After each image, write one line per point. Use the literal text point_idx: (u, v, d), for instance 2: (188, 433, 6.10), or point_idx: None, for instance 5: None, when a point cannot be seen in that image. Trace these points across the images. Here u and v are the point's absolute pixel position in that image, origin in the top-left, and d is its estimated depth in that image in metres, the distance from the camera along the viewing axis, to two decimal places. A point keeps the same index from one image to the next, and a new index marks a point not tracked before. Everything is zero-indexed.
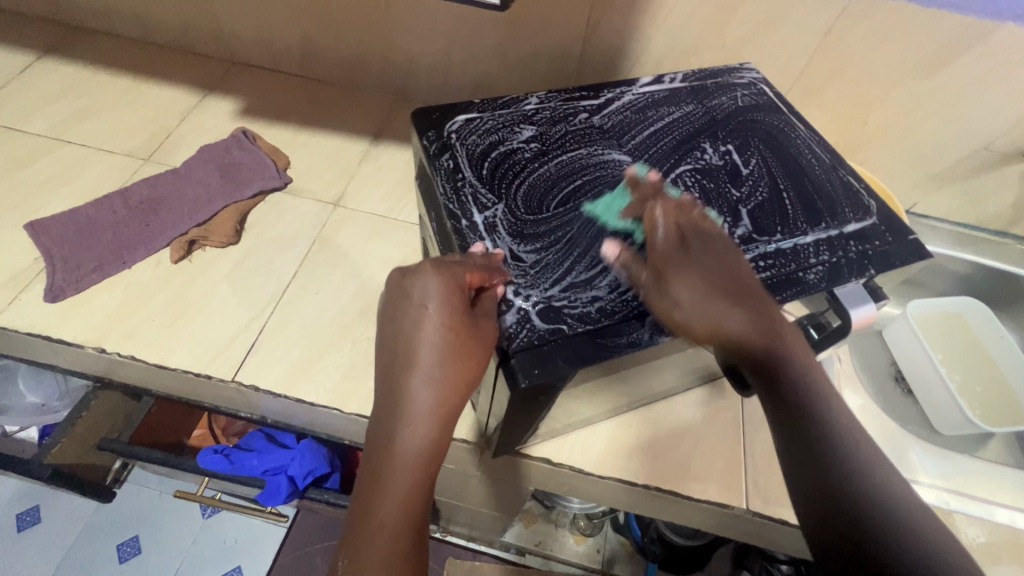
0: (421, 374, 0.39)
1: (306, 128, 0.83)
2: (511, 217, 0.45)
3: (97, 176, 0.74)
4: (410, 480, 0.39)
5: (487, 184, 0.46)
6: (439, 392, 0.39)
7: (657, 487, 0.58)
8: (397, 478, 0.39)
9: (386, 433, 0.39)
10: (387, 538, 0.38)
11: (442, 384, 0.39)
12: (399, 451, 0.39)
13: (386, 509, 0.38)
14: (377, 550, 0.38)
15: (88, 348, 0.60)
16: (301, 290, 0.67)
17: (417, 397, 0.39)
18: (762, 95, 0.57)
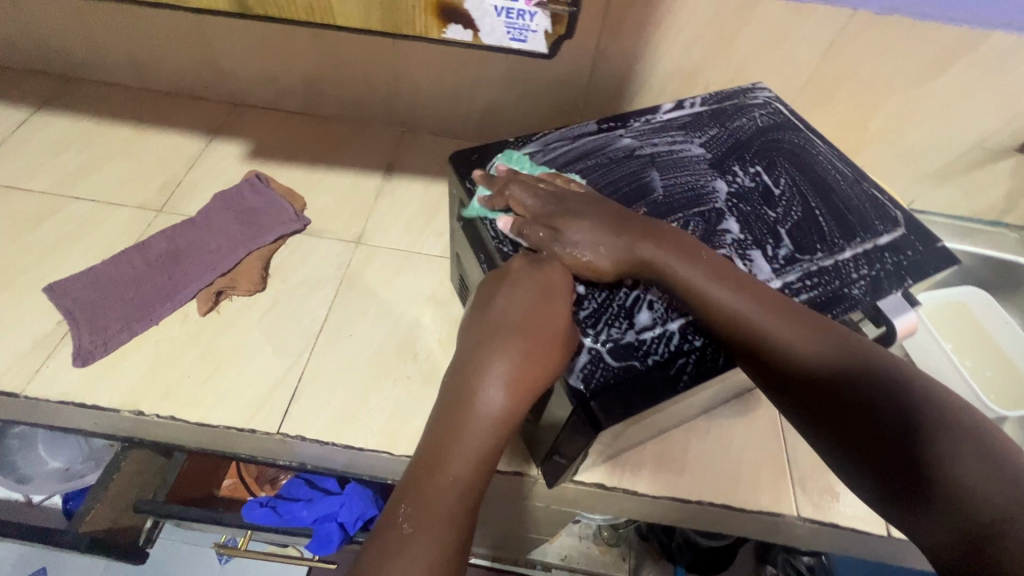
0: (506, 340, 0.40)
1: (317, 167, 0.83)
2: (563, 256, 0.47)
3: (111, 231, 0.73)
4: (485, 443, 0.38)
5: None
6: (518, 359, 0.39)
7: (709, 502, 0.59)
8: (472, 433, 0.38)
9: (465, 385, 0.39)
10: (450, 497, 0.37)
11: (522, 355, 0.39)
12: (478, 408, 0.39)
13: (457, 463, 0.38)
14: (443, 501, 0.37)
15: (125, 412, 0.59)
16: (335, 333, 0.66)
17: (497, 362, 0.39)
18: (778, 114, 0.59)
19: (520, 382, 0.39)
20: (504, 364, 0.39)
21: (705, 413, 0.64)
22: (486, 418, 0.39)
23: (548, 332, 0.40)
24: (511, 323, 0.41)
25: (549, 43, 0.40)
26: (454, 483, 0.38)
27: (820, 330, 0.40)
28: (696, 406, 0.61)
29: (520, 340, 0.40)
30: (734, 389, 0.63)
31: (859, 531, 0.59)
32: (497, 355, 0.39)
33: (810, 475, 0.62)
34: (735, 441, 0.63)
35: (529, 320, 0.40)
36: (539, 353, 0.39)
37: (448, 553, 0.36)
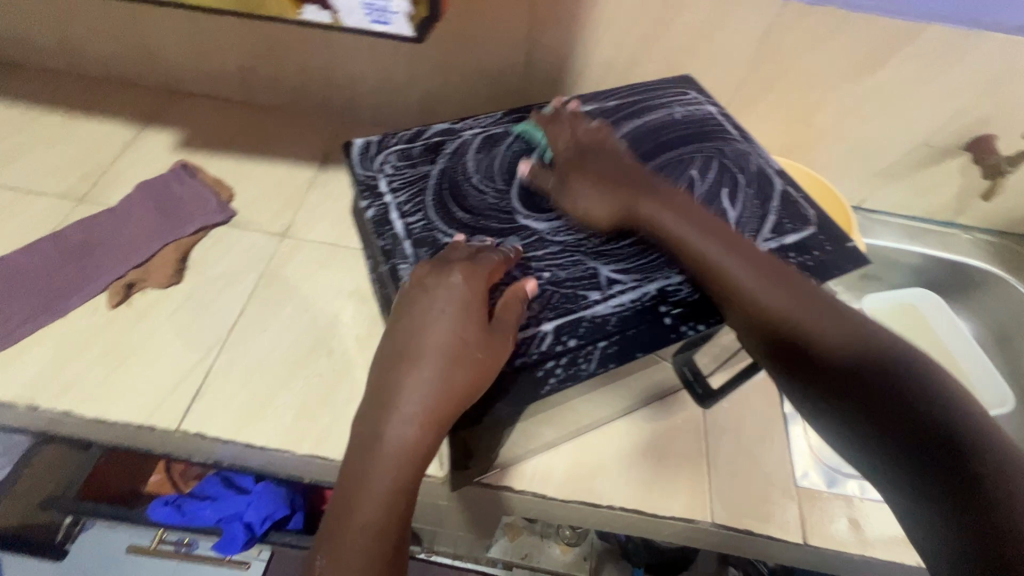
0: (406, 377, 0.37)
1: (251, 157, 0.81)
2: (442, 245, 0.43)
3: (27, 220, 0.71)
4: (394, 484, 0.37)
5: (419, 213, 0.45)
6: (432, 395, 0.36)
7: (621, 506, 0.57)
8: (383, 472, 0.37)
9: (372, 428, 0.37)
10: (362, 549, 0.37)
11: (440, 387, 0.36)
12: (385, 448, 0.37)
13: (369, 510, 0.37)
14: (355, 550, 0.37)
15: (21, 406, 0.57)
16: (248, 328, 0.64)
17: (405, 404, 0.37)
18: (698, 108, 0.57)
19: (433, 417, 0.36)
20: (420, 400, 0.36)
21: (625, 414, 0.63)
22: (395, 456, 0.37)
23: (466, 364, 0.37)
24: (425, 357, 0.37)
25: (410, 25, 0.43)
26: (369, 520, 0.37)
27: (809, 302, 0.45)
28: (612, 407, 0.59)
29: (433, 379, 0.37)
30: (653, 390, 0.61)
31: (773, 538, 0.57)
32: (408, 392, 0.37)
33: (729, 480, 0.60)
34: (654, 444, 0.61)
35: (440, 353, 0.37)
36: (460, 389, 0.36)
37: None
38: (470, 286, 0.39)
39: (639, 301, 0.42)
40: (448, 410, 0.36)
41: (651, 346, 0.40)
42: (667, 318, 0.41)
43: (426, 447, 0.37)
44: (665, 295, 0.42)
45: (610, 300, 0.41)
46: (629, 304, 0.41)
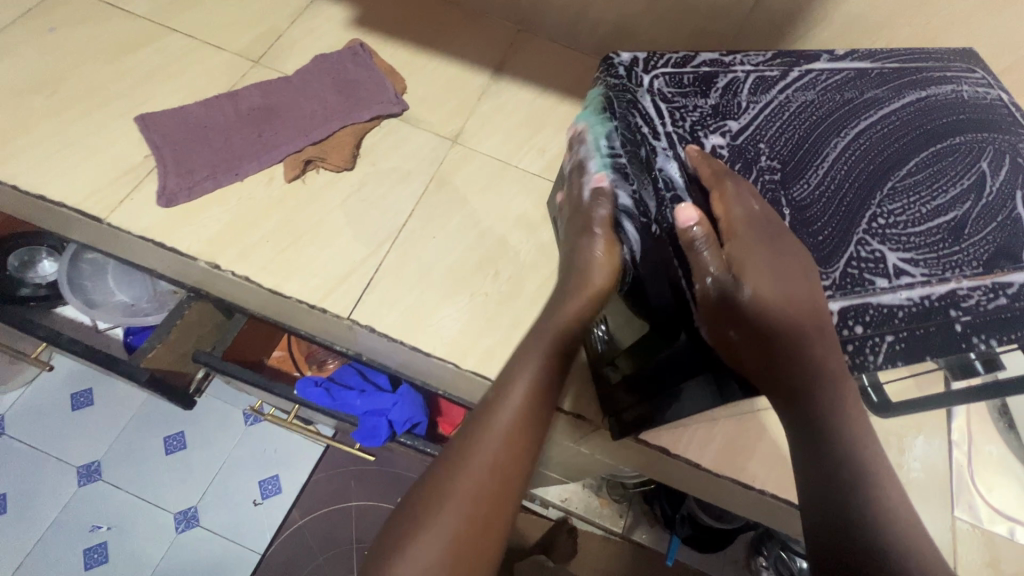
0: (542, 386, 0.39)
1: (424, 50, 0.76)
2: (665, 178, 0.38)
3: (205, 73, 0.68)
4: (492, 456, 0.36)
5: (636, 178, 0.39)
6: (515, 420, 0.38)
7: (773, 494, 0.55)
8: (438, 524, 0.34)
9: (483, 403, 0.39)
10: (458, 511, 0.35)
11: (533, 407, 0.38)
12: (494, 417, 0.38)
13: (462, 483, 0.35)
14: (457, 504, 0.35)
15: (202, 262, 0.57)
16: (417, 232, 0.62)
17: (521, 373, 0.39)
18: (987, 91, 0.49)
19: (507, 441, 0.37)
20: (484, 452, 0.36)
21: None
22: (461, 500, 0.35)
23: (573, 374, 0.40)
24: (515, 389, 0.39)
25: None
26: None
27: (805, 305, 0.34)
28: None
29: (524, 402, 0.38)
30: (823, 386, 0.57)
31: None
32: (487, 428, 0.37)
33: None
34: None
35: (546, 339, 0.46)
36: (546, 399, 0.39)
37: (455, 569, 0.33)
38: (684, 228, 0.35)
39: (928, 298, 0.37)
40: (522, 442, 0.38)
41: (936, 351, 0.36)
42: (957, 325, 0.37)
43: (501, 464, 0.36)
44: (953, 299, 0.38)
45: (902, 290, 0.37)
46: (919, 300, 0.37)
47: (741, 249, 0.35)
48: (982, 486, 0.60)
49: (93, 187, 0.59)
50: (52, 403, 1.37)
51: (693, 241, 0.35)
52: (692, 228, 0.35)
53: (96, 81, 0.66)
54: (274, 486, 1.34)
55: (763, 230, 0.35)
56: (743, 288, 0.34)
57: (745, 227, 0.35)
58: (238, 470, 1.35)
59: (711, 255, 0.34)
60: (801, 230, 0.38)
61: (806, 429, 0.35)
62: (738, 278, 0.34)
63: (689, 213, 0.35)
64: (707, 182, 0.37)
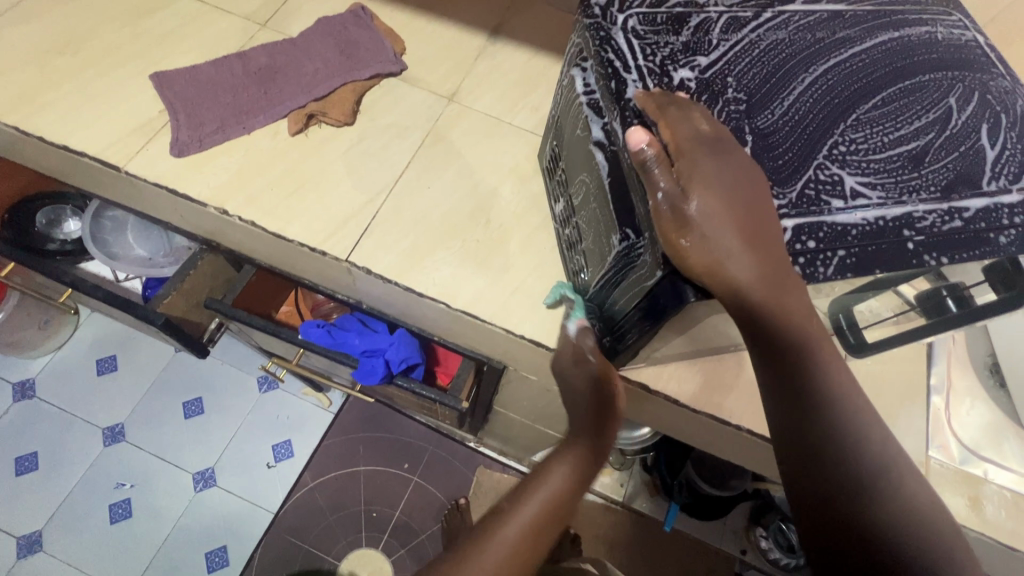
0: (581, 448, 0.49)
1: (423, 13, 0.78)
2: (632, 107, 0.41)
3: (215, 35, 0.72)
4: (545, 503, 0.47)
5: (609, 111, 0.42)
6: (558, 493, 0.48)
7: (749, 430, 0.57)
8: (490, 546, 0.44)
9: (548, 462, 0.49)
10: (507, 541, 0.44)
11: (576, 477, 0.48)
12: (551, 477, 0.48)
13: (512, 526, 0.45)
14: (511, 532, 0.45)
15: (211, 208, 0.61)
16: (413, 183, 0.65)
17: (567, 459, 0.49)
18: (963, 32, 0.50)
19: (548, 505, 0.47)
20: (543, 491, 0.47)
21: None
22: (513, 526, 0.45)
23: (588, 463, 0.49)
24: (557, 472, 0.48)
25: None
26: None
27: (761, 251, 0.37)
28: None
29: (566, 480, 0.48)
30: None
31: None
32: (530, 498, 0.47)
33: None
34: None
35: None
36: (585, 478, 0.49)
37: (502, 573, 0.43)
38: (638, 152, 0.38)
39: (883, 219, 0.39)
40: (562, 507, 0.47)
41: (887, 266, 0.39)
42: (910, 244, 0.39)
43: (550, 512, 0.47)
44: (908, 220, 0.39)
45: (858, 211, 0.39)
46: (874, 221, 0.39)
47: (690, 166, 0.37)
48: (959, 428, 0.61)
49: (112, 138, 0.63)
50: (79, 368, 1.44)
51: (644, 163, 0.38)
52: (643, 150, 0.38)
53: (115, 42, 0.70)
54: (287, 450, 1.40)
55: (710, 147, 0.38)
56: (693, 211, 0.36)
57: (691, 145, 0.37)
58: (253, 434, 1.41)
59: (660, 174, 0.37)
60: (763, 156, 0.40)
61: (767, 352, 0.38)
62: (689, 200, 0.37)
63: (638, 135, 0.38)
64: (656, 109, 0.40)
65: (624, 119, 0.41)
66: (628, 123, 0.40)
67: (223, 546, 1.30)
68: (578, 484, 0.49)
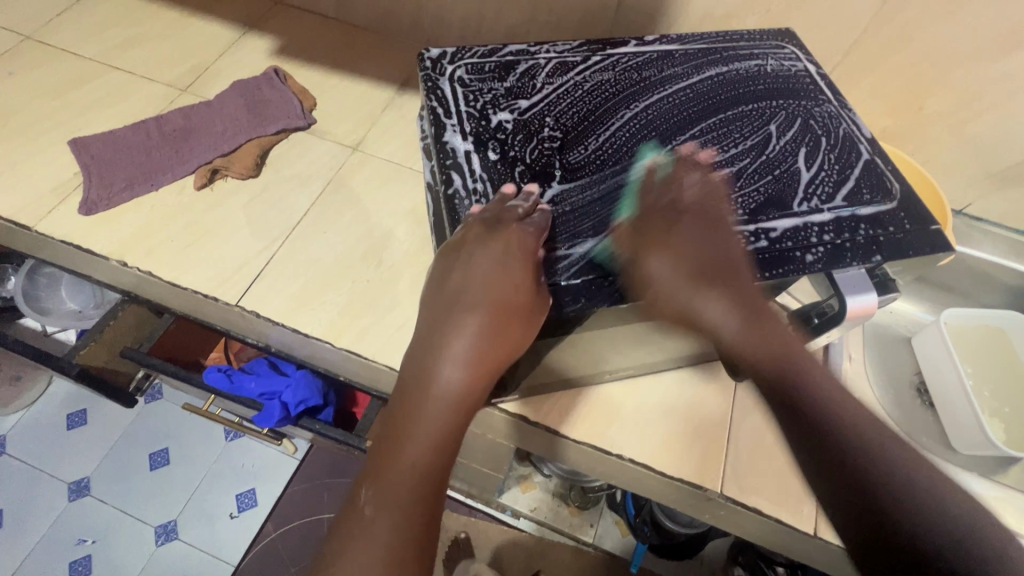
0: (459, 321, 0.39)
1: (336, 71, 0.84)
2: (452, 151, 0.44)
3: (137, 102, 0.78)
4: (442, 423, 0.39)
5: (434, 155, 0.45)
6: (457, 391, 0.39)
7: (630, 458, 0.57)
8: (423, 422, 0.39)
9: (426, 364, 0.40)
10: (412, 477, 0.39)
11: (477, 348, 0.39)
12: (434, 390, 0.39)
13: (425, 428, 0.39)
14: (417, 459, 0.39)
15: (113, 260, 0.64)
16: (311, 228, 0.68)
17: (459, 340, 0.39)
18: (793, 64, 0.53)
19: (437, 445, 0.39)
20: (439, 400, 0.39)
21: (653, 373, 0.62)
22: (413, 448, 0.39)
23: (512, 307, 0.39)
24: (453, 348, 0.39)
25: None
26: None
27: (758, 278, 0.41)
28: (639, 361, 0.58)
29: (462, 372, 0.39)
30: (686, 353, 0.60)
31: (785, 524, 0.56)
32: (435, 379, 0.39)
33: (748, 458, 0.58)
34: (678, 407, 0.60)
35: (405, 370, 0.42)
36: (484, 359, 0.39)
37: (406, 525, 0.38)
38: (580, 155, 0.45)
39: None
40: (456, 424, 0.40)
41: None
42: None
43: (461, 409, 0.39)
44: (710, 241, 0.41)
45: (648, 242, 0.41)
46: None
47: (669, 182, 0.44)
48: None
49: (27, 200, 0.68)
50: (48, 423, 1.45)
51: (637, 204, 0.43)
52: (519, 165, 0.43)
53: (43, 113, 0.76)
54: (250, 499, 1.38)
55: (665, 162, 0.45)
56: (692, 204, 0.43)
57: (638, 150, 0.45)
58: (216, 486, 1.39)
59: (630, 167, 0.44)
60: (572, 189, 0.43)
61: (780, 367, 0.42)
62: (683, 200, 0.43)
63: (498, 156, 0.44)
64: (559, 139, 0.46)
65: (442, 163, 0.43)
66: (448, 166, 0.43)
67: None
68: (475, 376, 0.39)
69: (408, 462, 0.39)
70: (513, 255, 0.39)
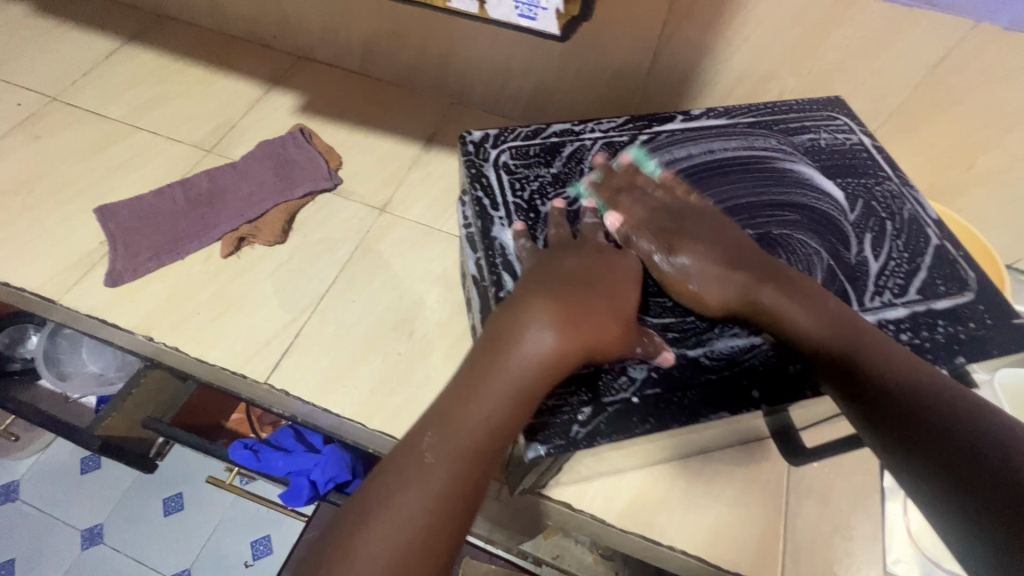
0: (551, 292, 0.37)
1: (361, 127, 0.83)
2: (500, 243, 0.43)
3: (162, 165, 0.77)
4: (523, 390, 0.35)
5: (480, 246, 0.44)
6: (545, 356, 0.35)
7: (681, 550, 0.54)
8: (499, 379, 0.35)
9: (510, 326, 0.36)
10: (477, 437, 0.34)
11: (566, 315, 0.36)
12: (520, 349, 0.35)
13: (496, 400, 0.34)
14: (480, 428, 0.34)
15: (139, 335, 0.63)
16: (340, 297, 0.67)
17: (547, 306, 0.36)
18: (847, 136, 0.51)
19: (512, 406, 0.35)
20: (522, 357, 0.35)
21: (702, 454, 0.58)
22: (483, 404, 0.35)
23: (599, 297, 0.38)
24: (542, 318, 0.36)
25: (560, 24, 0.45)
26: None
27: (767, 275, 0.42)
28: (686, 445, 0.55)
29: (554, 331, 0.35)
30: (736, 434, 0.57)
31: None
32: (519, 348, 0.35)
33: (806, 548, 0.55)
34: (729, 491, 0.57)
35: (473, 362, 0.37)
36: (576, 326, 0.36)
37: (460, 488, 0.33)
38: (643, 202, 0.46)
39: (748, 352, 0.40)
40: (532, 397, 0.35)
41: (732, 406, 0.39)
42: None
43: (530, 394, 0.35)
44: (778, 349, 0.40)
45: (708, 352, 0.40)
46: (739, 350, 0.40)
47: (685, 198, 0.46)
48: None
49: (52, 272, 0.67)
50: (65, 467, 1.41)
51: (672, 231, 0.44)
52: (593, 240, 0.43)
53: (69, 178, 0.75)
54: (266, 547, 1.34)
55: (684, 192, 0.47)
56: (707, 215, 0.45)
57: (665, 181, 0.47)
58: (229, 535, 1.35)
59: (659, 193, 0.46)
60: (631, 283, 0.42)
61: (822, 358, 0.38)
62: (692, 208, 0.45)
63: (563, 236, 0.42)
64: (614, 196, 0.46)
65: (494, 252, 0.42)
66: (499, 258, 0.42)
67: None
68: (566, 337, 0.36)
69: (483, 416, 0.34)
70: (599, 266, 0.40)
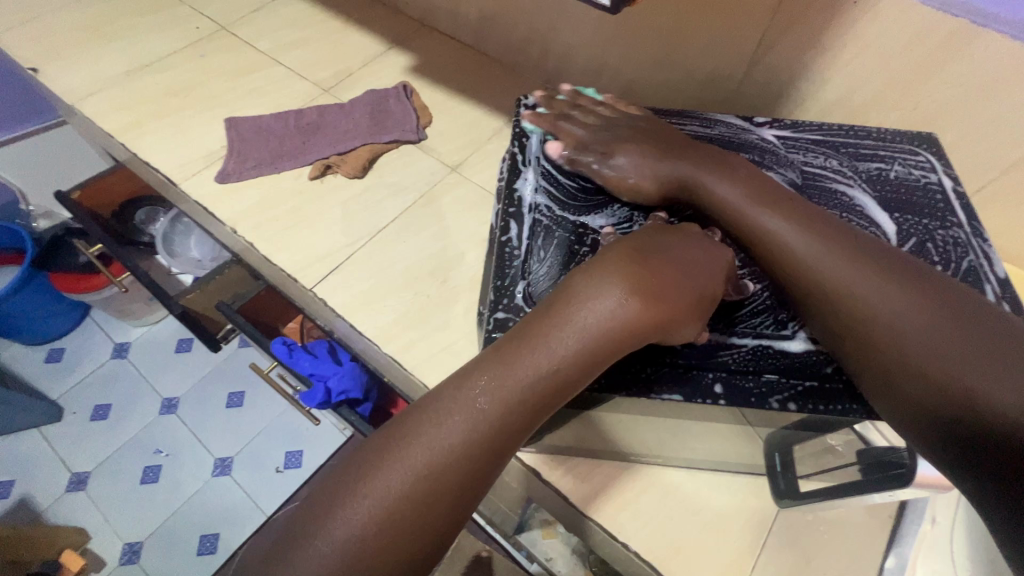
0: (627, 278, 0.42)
1: (457, 94, 0.89)
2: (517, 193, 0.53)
3: (286, 95, 0.89)
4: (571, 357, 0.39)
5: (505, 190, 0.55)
6: (603, 327, 0.40)
7: (635, 550, 0.53)
8: (556, 340, 0.40)
9: (579, 296, 0.41)
10: (520, 390, 0.38)
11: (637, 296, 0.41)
12: (585, 316, 0.40)
13: (546, 359, 0.39)
14: (524, 381, 0.39)
15: (228, 227, 0.74)
16: (393, 235, 0.73)
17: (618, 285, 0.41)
18: (923, 175, 0.51)
19: (559, 371, 0.39)
20: (586, 324, 0.40)
21: (687, 468, 0.56)
22: (547, 360, 0.39)
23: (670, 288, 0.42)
24: (610, 297, 0.40)
25: None
26: (347, 535, 0.34)
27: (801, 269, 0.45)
28: (670, 449, 0.54)
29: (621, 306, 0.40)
30: (726, 458, 0.55)
31: None
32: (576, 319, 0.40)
33: None
34: (704, 513, 0.54)
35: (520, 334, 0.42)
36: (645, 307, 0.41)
37: (492, 432, 0.37)
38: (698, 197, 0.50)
39: (738, 356, 0.46)
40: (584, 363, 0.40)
41: (694, 394, 0.44)
42: (757, 386, 0.44)
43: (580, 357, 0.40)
44: (761, 359, 0.45)
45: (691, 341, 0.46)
46: (728, 348, 0.46)
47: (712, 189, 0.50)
48: None
49: (181, 162, 0.80)
50: (162, 342, 1.63)
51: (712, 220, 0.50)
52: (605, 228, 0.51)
53: (215, 92, 0.89)
54: (296, 460, 1.47)
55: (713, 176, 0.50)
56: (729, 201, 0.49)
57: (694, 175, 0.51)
58: (269, 439, 1.51)
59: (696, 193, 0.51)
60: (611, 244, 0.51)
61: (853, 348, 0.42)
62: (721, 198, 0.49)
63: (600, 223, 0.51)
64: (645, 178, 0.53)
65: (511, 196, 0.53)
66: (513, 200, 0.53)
67: (214, 533, 1.38)
68: (631, 313, 0.40)
69: (535, 371, 0.39)
70: (674, 264, 0.44)
